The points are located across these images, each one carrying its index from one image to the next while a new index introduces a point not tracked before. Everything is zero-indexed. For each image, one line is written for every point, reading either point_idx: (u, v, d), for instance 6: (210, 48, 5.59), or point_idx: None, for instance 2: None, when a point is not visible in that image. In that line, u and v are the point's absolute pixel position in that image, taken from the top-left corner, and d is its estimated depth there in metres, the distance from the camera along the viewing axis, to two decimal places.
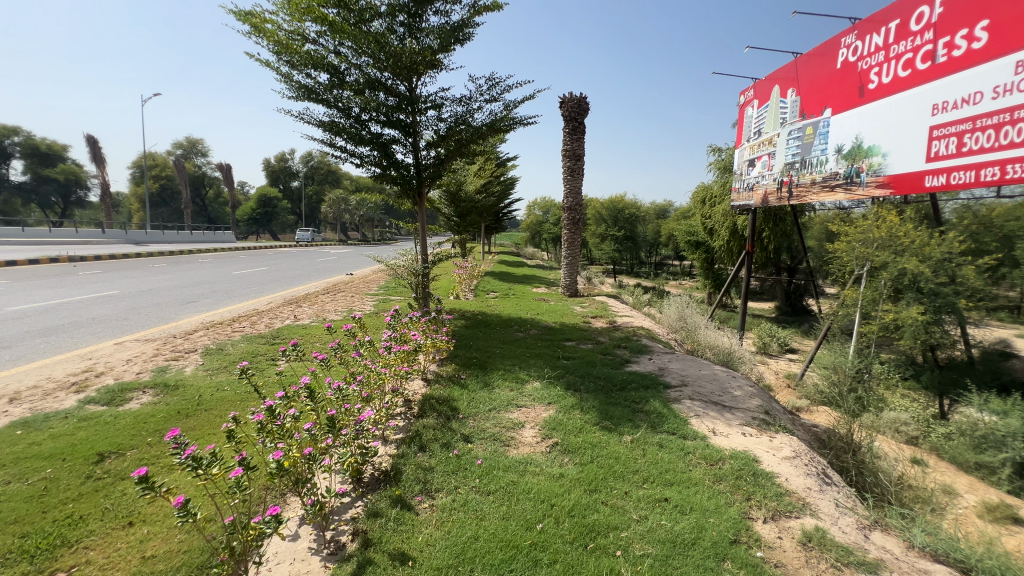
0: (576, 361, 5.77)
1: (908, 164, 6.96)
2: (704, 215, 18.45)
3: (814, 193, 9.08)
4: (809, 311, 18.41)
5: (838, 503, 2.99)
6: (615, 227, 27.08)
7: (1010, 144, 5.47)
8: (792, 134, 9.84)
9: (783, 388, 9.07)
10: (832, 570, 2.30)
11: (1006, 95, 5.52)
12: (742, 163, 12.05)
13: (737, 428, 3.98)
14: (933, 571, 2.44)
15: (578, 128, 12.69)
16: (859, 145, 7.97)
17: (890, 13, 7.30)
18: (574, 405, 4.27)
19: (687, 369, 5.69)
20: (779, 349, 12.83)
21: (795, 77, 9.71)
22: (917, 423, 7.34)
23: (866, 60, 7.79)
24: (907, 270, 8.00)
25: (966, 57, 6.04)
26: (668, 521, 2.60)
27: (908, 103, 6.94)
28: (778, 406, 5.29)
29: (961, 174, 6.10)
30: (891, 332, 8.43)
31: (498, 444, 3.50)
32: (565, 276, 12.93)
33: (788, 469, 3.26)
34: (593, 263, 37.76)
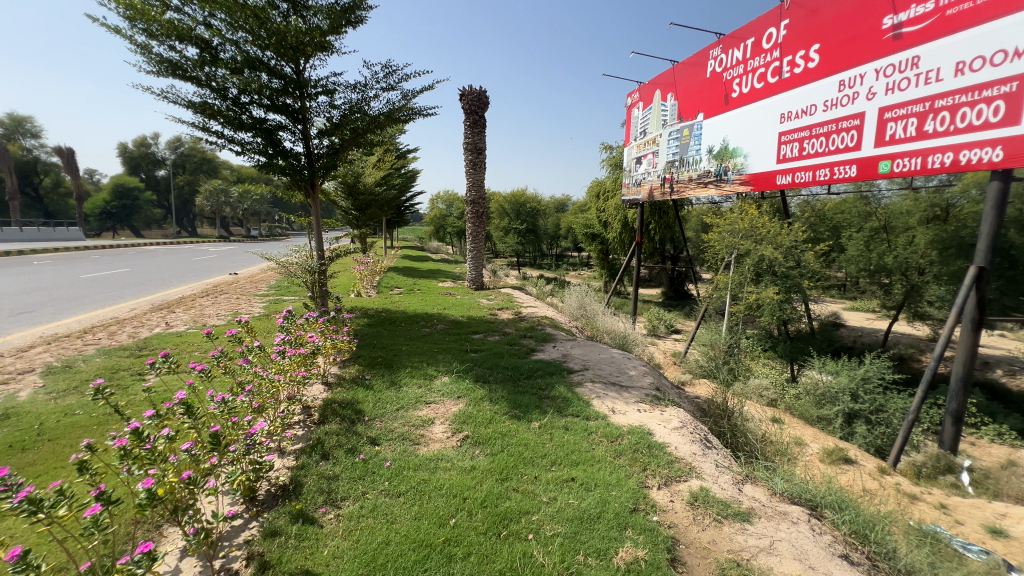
0: (484, 353, 5.82)
1: (763, 164, 8.01)
2: (599, 209, 19.57)
3: (691, 189, 10.07)
4: (690, 295, 20.46)
5: (718, 464, 3.38)
6: (518, 220, 27.55)
7: (837, 149, 6.54)
8: (672, 135, 10.81)
9: (670, 365, 10.05)
10: (715, 523, 2.60)
11: (833, 108, 6.60)
12: (630, 161, 12.97)
13: (633, 406, 4.32)
14: (791, 512, 2.86)
15: (478, 121, 12.70)
16: (725, 146, 9.01)
17: (747, 31, 8.34)
18: (483, 397, 4.31)
19: (588, 354, 6.04)
20: (666, 330, 14.18)
21: (673, 83, 10.67)
22: (775, 387, 8.57)
23: (729, 72, 8.81)
24: (765, 257, 9.25)
25: (804, 74, 7.12)
26: (575, 500, 2.74)
27: (762, 112, 8.00)
28: (666, 382, 5.84)
29: (802, 174, 7.18)
30: (754, 310, 9.71)
31: (407, 443, 3.42)
32: (470, 269, 13.00)
33: (676, 438, 3.62)
34: (498, 256, 38.42)
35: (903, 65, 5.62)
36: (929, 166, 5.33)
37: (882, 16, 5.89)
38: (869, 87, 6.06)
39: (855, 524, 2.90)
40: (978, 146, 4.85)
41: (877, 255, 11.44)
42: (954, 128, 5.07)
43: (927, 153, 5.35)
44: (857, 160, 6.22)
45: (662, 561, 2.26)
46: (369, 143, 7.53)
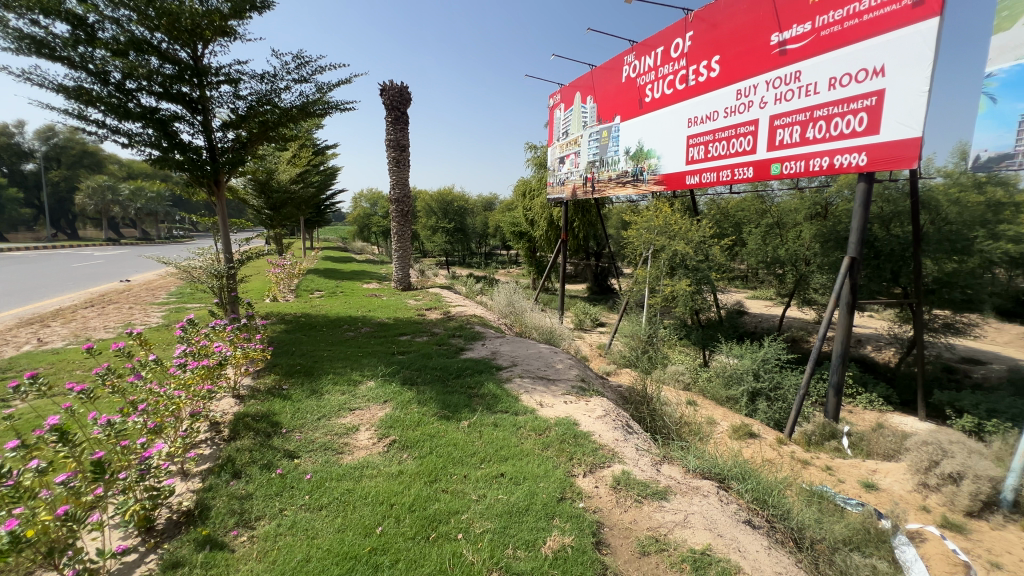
0: (412, 355, 5.70)
1: (673, 165, 8.59)
2: (526, 207, 19.87)
3: (610, 188, 10.54)
4: (613, 290, 21.43)
5: (638, 448, 3.58)
6: (446, 219, 27.19)
7: (737, 152, 7.17)
8: (592, 136, 11.25)
9: (596, 357, 10.47)
10: (635, 503, 2.76)
11: (732, 114, 7.23)
12: (553, 161, 13.30)
13: (561, 398, 4.45)
14: (702, 486, 3.11)
15: (400, 118, 12.37)
16: (641, 148, 9.53)
17: (657, 40, 8.88)
18: (411, 399, 4.22)
19: (516, 350, 6.13)
20: (592, 324, 14.76)
21: (592, 86, 11.10)
22: (690, 372, 9.24)
23: (642, 78, 9.34)
24: (678, 252, 9.92)
25: (707, 83, 7.73)
26: (504, 495, 2.77)
27: (672, 116, 8.57)
28: (591, 373, 6.06)
29: (707, 174, 7.79)
30: (670, 301, 10.39)
31: (330, 453, 3.26)
32: (396, 269, 12.67)
33: (601, 427, 3.78)
34: (426, 256, 37.73)
35: (789, 78, 6.30)
36: (811, 168, 6.02)
37: (770, 33, 6.55)
38: (761, 97, 6.72)
39: (756, 491, 3.21)
40: (848, 151, 5.56)
41: (772, 248, 12.72)
42: (830, 136, 5.77)
43: (808, 157, 6.05)
44: (753, 162, 6.88)
45: (588, 545, 2.35)
46: (281, 138, 7.06)
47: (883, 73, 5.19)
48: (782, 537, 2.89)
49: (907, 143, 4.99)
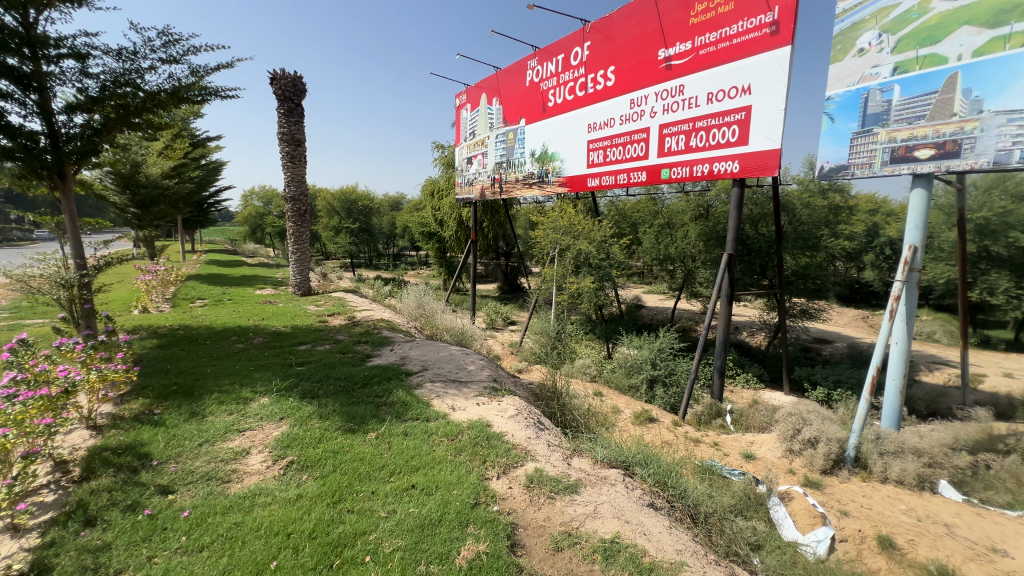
0: (312, 365, 5.29)
1: (576, 168, 8.97)
2: (435, 207, 19.52)
3: (517, 189, 10.72)
4: (523, 289, 21.87)
5: (550, 444, 3.66)
6: (350, 219, 25.80)
7: (633, 157, 7.66)
8: (499, 138, 11.35)
9: (507, 355, 10.62)
10: (548, 500, 2.81)
11: (627, 122, 7.73)
12: (460, 161, 13.21)
13: (473, 400, 4.40)
14: (610, 475, 3.26)
15: (294, 110, 11.48)
16: (545, 151, 9.82)
17: (558, 47, 9.20)
18: (311, 414, 3.90)
19: (426, 353, 5.97)
20: (503, 323, 14.96)
21: (497, 88, 11.22)
22: (596, 364, 9.73)
23: (544, 83, 9.62)
24: (582, 251, 10.38)
25: (604, 91, 8.18)
26: (416, 507, 2.66)
27: (573, 121, 8.94)
28: (504, 373, 6.09)
29: (606, 177, 8.23)
30: (575, 298, 10.85)
31: (213, 484, 2.90)
32: (292, 273, 11.74)
33: (513, 426, 3.80)
34: (330, 258, 35.58)
35: (674, 91, 6.88)
36: (694, 174, 6.63)
37: (657, 49, 7.10)
38: (651, 107, 7.26)
39: (657, 474, 3.45)
40: (724, 160, 6.21)
41: (664, 246, 13.84)
42: (709, 145, 6.41)
43: (692, 163, 6.66)
44: (646, 167, 7.41)
45: (503, 550, 2.34)
46: (149, 126, 6.20)
47: (750, 91, 5.86)
48: (681, 514, 3.14)
49: (769, 154, 5.69)
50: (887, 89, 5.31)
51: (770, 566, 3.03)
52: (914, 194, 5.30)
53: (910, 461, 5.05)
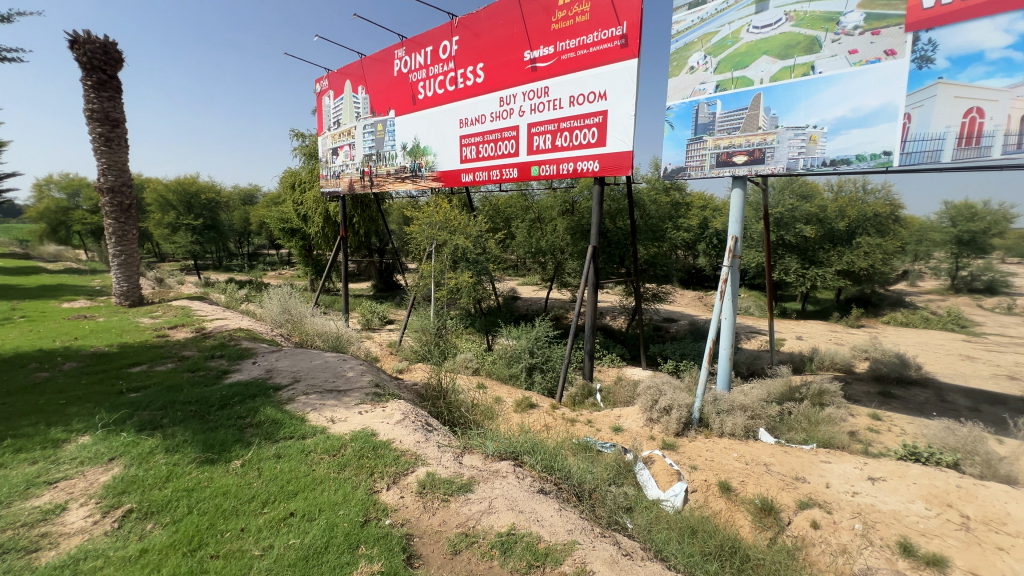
0: (151, 390, 4.46)
1: (449, 163, 8.91)
2: (296, 201, 17.83)
3: (390, 183, 10.31)
4: (399, 286, 21.19)
5: (440, 445, 3.60)
6: (190, 214, 22.26)
7: (504, 154, 7.85)
8: (366, 129, 10.75)
9: (387, 355, 10.23)
10: (442, 504, 2.76)
11: (497, 119, 7.89)
12: (325, 151, 12.20)
13: (354, 409, 4.13)
14: (500, 468, 3.33)
15: (105, 82, 9.49)
16: (417, 145, 9.57)
17: (426, 38, 9.01)
18: (154, 449, 3.29)
19: (297, 363, 5.44)
20: (380, 323, 14.33)
21: (363, 76, 10.59)
22: (478, 357, 9.86)
23: (414, 74, 9.36)
24: (459, 246, 10.41)
25: (473, 87, 8.24)
26: (297, 537, 2.42)
27: (444, 115, 8.85)
28: (385, 376, 5.82)
29: (479, 173, 8.33)
30: (455, 293, 10.84)
31: (14, 557, 2.29)
32: (115, 280, 9.80)
33: (400, 432, 3.65)
34: (165, 260, 30.35)
35: (539, 92, 7.22)
36: (560, 171, 7.04)
37: (522, 50, 7.38)
38: (520, 106, 7.51)
39: (544, 460, 3.63)
40: (586, 159, 6.71)
41: (536, 240, 14.50)
42: (572, 145, 6.86)
43: (559, 162, 7.06)
44: (517, 164, 7.66)
45: (398, 565, 2.24)
46: None
47: (606, 97, 6.41)
48: (567, 494, 3.34)
49: (624, 155, 6.30)
50: (712, 103, 6.23)
51: (641, 525, 3.40)
52: (735, 193, 6.30)
53: (739, 416, 6.09)
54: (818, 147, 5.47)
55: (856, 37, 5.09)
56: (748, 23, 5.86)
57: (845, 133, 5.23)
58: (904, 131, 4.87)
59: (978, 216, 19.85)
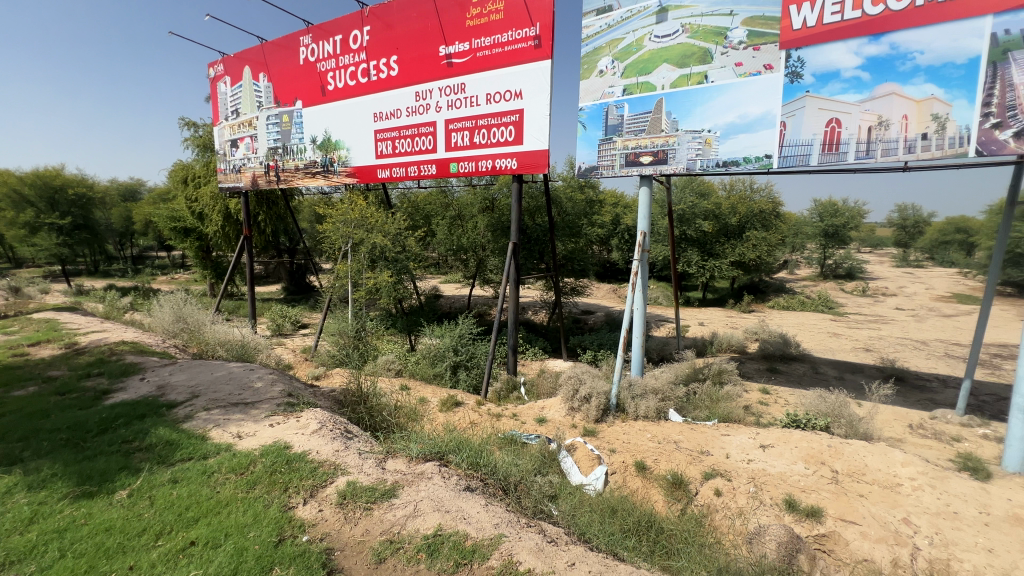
0: (7, 420, 3.80)
1: (364, 158, 8.54)
2: (189, 197, 16.11)
3: (299, 178, 9.68)
4: (313, 287, 19.99)
5: (361, 452, 3.46)
6: (54, 212, 19.21)
7: (422, 150, 7.69)
8: (270, 120, 9.97)
9: (301, 362, 9.63)
10: (365, 513, 2.67)
11: (414, 114, 7.71)
12: (221, 143, 11.10)
13: (264, 422, 3.84)
14: (426, 470, 3.29)
15: None
16: (328, 138, 9.06)
17: (335, 26, 8.55)
18: (12, 489, 2.82)
19: (195, 377, 4.93)
20: (293, 327, 13.44)
21: (264, 62, 9.79)
22: (400, 358, 9.62)
23: (322, 63, 8.84)
24: (377, 245, 10.05)
25: (388, 80, 7.98)
26: (200, 568, 2.21)
27: (357, 108, 8.48)
28: (299, 384, 5.46)
29: (396, 169, 8.09)
30: (374, 293, 10.45)
31: None
32: None
33: (317, 442, 3.47)
34: (23, 266, 25.93)
35: (456, 88, 7.17)
36: (479, 169, 7.05)
37: (437, 45, 7.27)
38: (436, 102, 7.41)
39: (469, 457, 3.64)
40: (504, 157, 6.79)
41: (457, 237, 14.39)
42: (490, 142, 6.90)
43: (477, 159, 7.07)
44: (435, 160, 7.54)
45: None
46: None
47: (522, 96, 6.53)
48: (493, 489, 3.39)
49: (540, 153, 6.47)
50: (620, 106, 6.58)
51: (566, 510, 3.54)
52: (642, 191, 6.74)
53: (651, 399, 6.56)
54: (712, 150, 6.00)
55: (740, 51, 5.66)
56: (650, 32, 6.27)
57: (734, 137, 5.80)
58: (781, 137, 5.53)
59: (840, 212, 22.99)
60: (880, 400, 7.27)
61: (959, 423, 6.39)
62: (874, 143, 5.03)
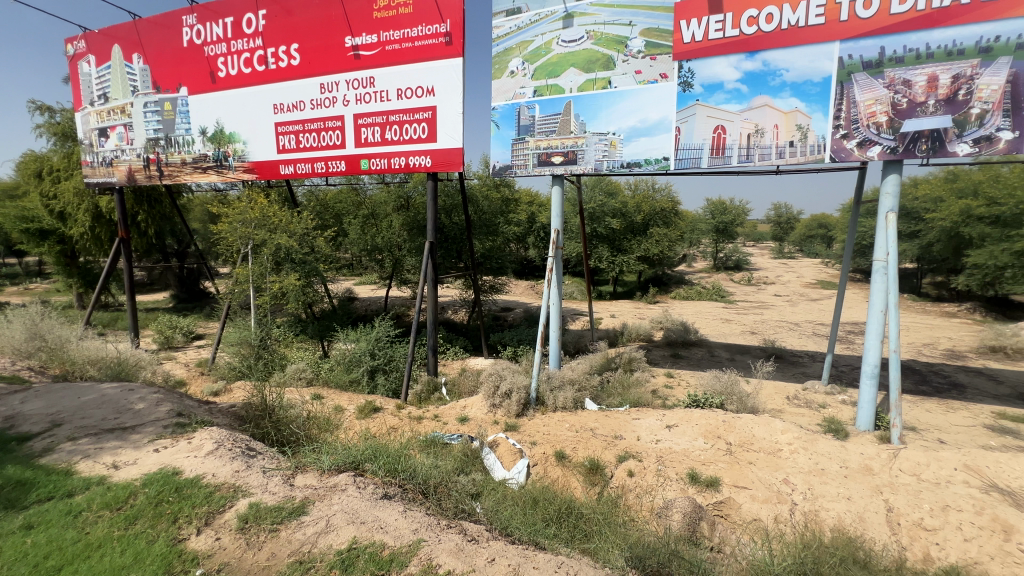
0: None
1: (263, 153, 7.89)
2: (46, 193, 13.84)
3: (186, 173, 8.72)
4: (208, 294, 18.12)
5: (265, 470, 3.21)
6: None
7: (330, 145, 7.29)
8: (148, 107, 8.84)
9: (195, 377, 8.69)
10: (270, 535, 2.49)
11: (319, 107, 7.28)
12: (82, 131, 9.56)
13: (148, 448, 3.42)
14: (339, 482, 3.14)
15: None
16: (220, 130, 8.24)
17: (224, 7, 7.79)
18: None
19: (57, 403, 4.24)
20: (185, 339, 12.08)
21: (139, 42, 8.65)
22: (312, 366, 9.06)
23: (210, 47, 8.01)
24: (281, 246, 9.35)
25: (288, 70, 7.44)
26: None
27: (254, 99, 7.82)
28: (191, 401, 4.91)
29: (301, 165, 7.58)
30: (279, 298, 9.69)
31: None
32: None
33: (213, 464, 3.16)
34: None
35: (364, 82, 6.88)
36: (392, 166, 6.85)
37: (343, 35, 6.92)
38: (343, 95, 7.05)
39: (387, 464, 3.54)
40: (417, 154, 6.65)
41: (371, 237, 13.84)
42: (402, 139, 6.72)
43: (389, 156, 6.85)
44: (344, 156, 7.18)
45: None
46: None
47: (434, 93, 6.45)
48: (413, 494, 3.33)
49: (454, 151, 6.43)
50: (531, 107, 6.73)
51: (488, 507, 3.57)
52: (555, 190, 6.96)
53: (569, 390, 6.82)
54: (616, 152, 6.35)
55: (639, 59, 6.05)
56: (558, 36, 6.49)
57: (636, 140, 6.20)
58: (676, 141, 6.01)
59: (727, 211, 25.94)
60: (764, 376, 8.22)
61: (824, 391, 7.44)
62: (753, 149, 5.67)
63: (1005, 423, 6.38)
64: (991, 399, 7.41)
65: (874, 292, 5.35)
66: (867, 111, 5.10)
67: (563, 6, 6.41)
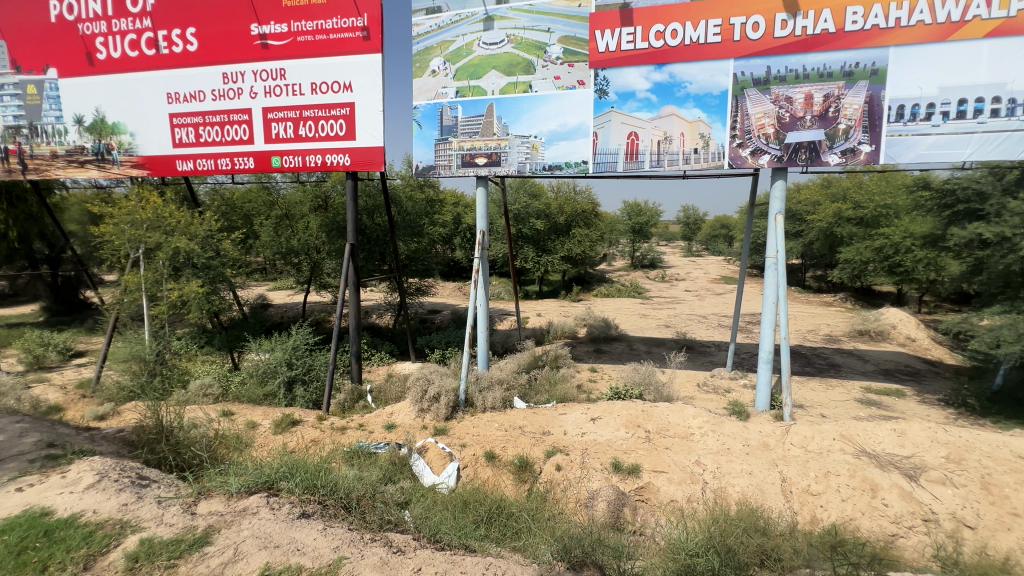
0: None
1: (156, 147, 7.10)
2: None
3: (57, 167, 7.60)
4: (90, 305, 15.94)
5: (160, 500, 2.89)
6: None
7: (236, 140, 6.72)
8: (4, 89, 7.58)
9: (76, 401, 7.61)
10: (166, 572, 2.25)
11: (221, 98, 6.68)
12: None
13: (9, 488, 2.94)
14: (249, 505, 2.90)
15: None
16: (100, 119, 7.28)
17: None
18: None
19: None
20: (61, 357, 10.53)
21: None
22: (220, 380, 8.30)
23: (85, 25, 7.04)
24: (179, 249, 8.47)
25: (184, 56, 6.75)
26: None
27: (143, 86, 7.01)
28: (68, 429, 4.28)
29: (202, 161, 6.91)
30: (179, 308, 8.72)
31: None
32: None
33: (94, 499, 2.78)
34: None
35: (274, 73, 6.43)
36: (307, 164, 6.47)
37: (248, 23, 6.43)
38: (250, 87, 6.54)
39: (304, 481, 3.33)
40: (335, 152, 6.34)
41: (285, 239, 12.97)
42: (318, 136, 6.37)
43: (304, 153, 6.46)
44: (252, 152, 6.65)
45: None
46: None
47: (352, 89, 6.21)
48: (334, 510, 3.16)
49: (375, 151, 6.22)
50: (453, 107, 6.68)
51: (417, 514, 3.50)
52: (479, 192, 6.97)
53: (497, 390, 6.87)
54: (539, 154, 6.50)
55: (558, 65, 6.24)
56: (478, 38, 6.50)
57: (557, 144, 6.38)
58: (594, 145, 6.27)
59: (643, 212, 27.40)
60: (678, 366, 8.84)
61: (729, 376, 8.19)
62: (662, 154, 6.08)
63: (870, 395, 7.43)
64: (861, 376, 8.58)
65: (767, 286, 5.95)
66: (758, 123, 5.67)
67: (483, 8, 6.44)
